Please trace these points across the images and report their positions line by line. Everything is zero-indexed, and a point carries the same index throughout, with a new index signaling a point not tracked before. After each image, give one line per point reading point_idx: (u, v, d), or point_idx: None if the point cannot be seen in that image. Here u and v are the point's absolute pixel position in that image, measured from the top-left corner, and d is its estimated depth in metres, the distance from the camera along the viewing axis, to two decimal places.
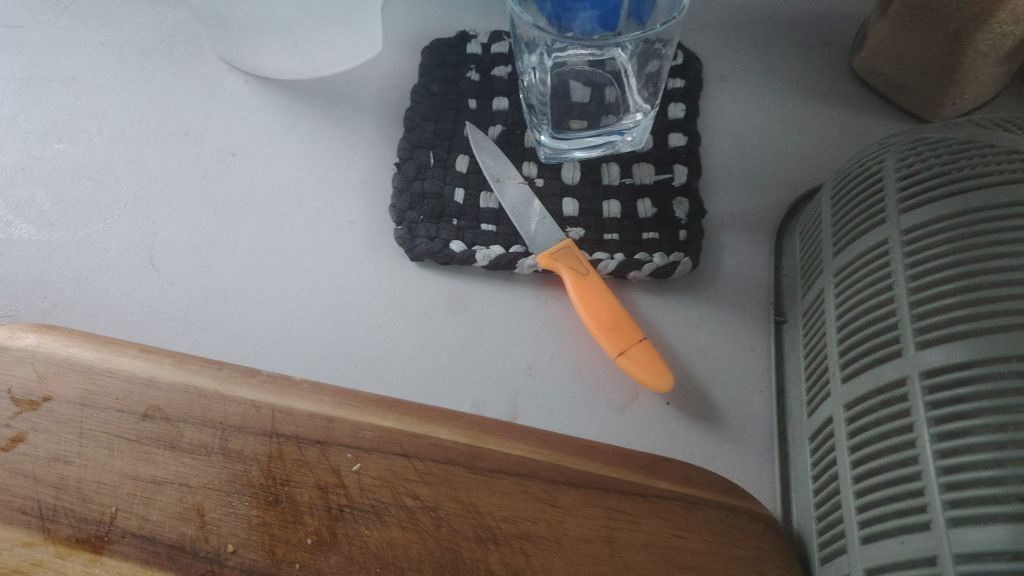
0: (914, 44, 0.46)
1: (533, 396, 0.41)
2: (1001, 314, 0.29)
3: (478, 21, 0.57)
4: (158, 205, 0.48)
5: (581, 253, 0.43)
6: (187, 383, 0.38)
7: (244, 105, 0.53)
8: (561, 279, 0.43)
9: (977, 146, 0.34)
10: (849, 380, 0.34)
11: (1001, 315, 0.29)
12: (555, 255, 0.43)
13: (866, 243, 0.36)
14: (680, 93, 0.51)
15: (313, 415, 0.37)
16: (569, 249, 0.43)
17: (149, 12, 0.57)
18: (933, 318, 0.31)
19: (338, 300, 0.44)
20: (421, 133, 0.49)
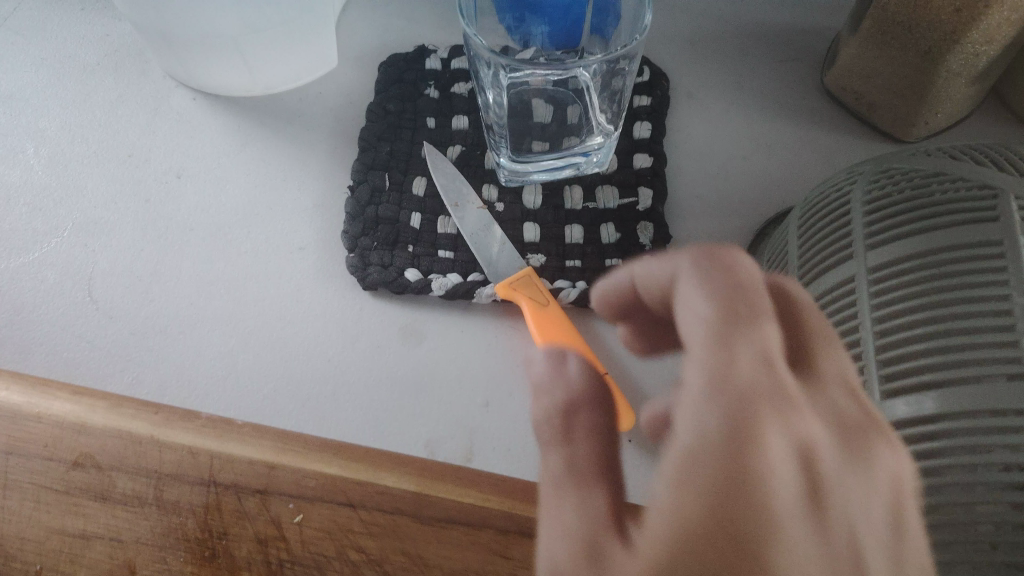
0: (885, 63, 0.45)
1: (490, 434, 0.39)
2: (970, 363, 0.27)
3: (437, 35, 0.55)
4: (99, 233, 0.46)
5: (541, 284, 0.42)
6: (122, 428, 0.36)
7: (191, 124, 0.50)
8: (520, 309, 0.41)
9: (947, 179, 0.33)
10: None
11: (969, 364, 0.27)
12: (513, 284, 0.41)
13: (833, 280, 0.34)
14: (646, 112, 0.49)
15: (253, 462, 0.35)
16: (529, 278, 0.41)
17: (92, 25, 0.54)
18: (900, 365, 0.29)
19: (287, 333, 0.42)
20: (375, 154, 0.47)
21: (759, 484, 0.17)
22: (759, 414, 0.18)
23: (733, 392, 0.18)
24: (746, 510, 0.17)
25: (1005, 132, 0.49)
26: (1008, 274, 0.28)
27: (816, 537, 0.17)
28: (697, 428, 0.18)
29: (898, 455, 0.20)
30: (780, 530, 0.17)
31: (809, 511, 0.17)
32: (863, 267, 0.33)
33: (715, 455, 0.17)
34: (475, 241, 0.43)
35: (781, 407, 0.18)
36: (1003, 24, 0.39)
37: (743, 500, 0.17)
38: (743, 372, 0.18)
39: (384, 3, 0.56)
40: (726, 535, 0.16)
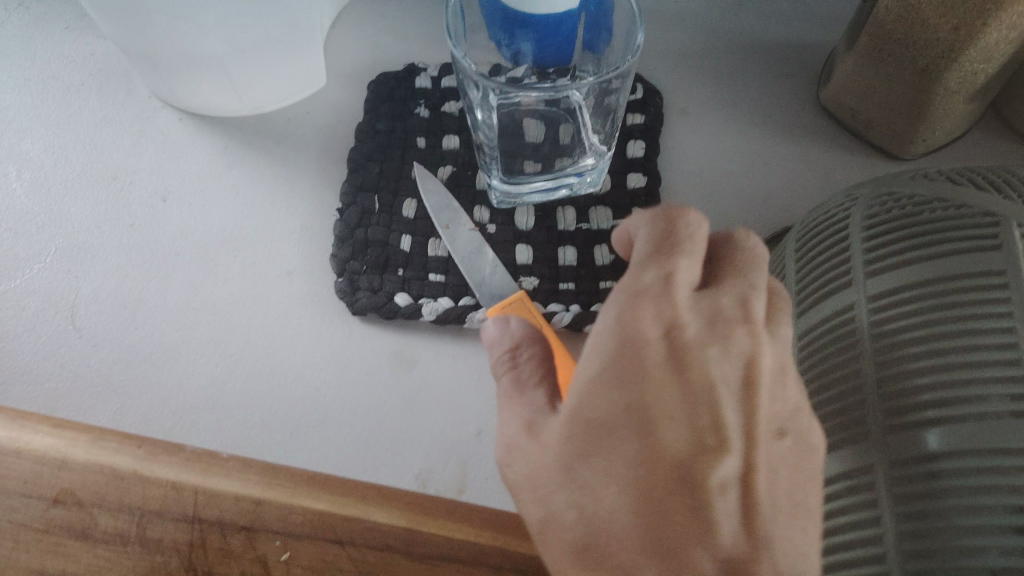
0: (882, 79, 0.44)
1: (482, 464, 0.38)
2: (971, 400, 0.27)
3: (428, 53, 0.54)
4: (83, 257, 0.45)
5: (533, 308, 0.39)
6: (103, 463, 0.35)
7: (177, 145, 0.50)
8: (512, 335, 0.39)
9: (947, 206, 0.32)
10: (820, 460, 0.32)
11: (970, 401, 0.27)
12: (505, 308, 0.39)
13: (830, 306, 0.33)
14: (639, 130, 0.48)
15: (239, 498, 0.34)
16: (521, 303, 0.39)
17: (76, 43, 0.54)
18: (903, 399, 0.29)
19: (274, 360, 0.41)
20: (365, 175, 0.46)
21: (637, 341, 0.25)
22: (655, 293, 0.25)
23: (638, 289, 0.25)
24: (624, 360, 0.25)
25: (1002, 149, 0.48)
26: (1012, 306, 0.27)
27: (669, 376, 0.25)
28: (610, 317, 0.26)
29: (757, 341, 0.26)
30: (647, 371, 0.25)
31: (671, 360, 0.25)
32: (862, 295, 0.32)
33: (620, 326, 0.26)
34: (466, 263, 0.42)
35: (657, 298, 0.25)
36: (1001, 42, 0.39)
37: (623, 350, 0.25)
38: (655, 278, 0.25)
39: (373, 20, 0.55)
40: (614, 363, 0.25)
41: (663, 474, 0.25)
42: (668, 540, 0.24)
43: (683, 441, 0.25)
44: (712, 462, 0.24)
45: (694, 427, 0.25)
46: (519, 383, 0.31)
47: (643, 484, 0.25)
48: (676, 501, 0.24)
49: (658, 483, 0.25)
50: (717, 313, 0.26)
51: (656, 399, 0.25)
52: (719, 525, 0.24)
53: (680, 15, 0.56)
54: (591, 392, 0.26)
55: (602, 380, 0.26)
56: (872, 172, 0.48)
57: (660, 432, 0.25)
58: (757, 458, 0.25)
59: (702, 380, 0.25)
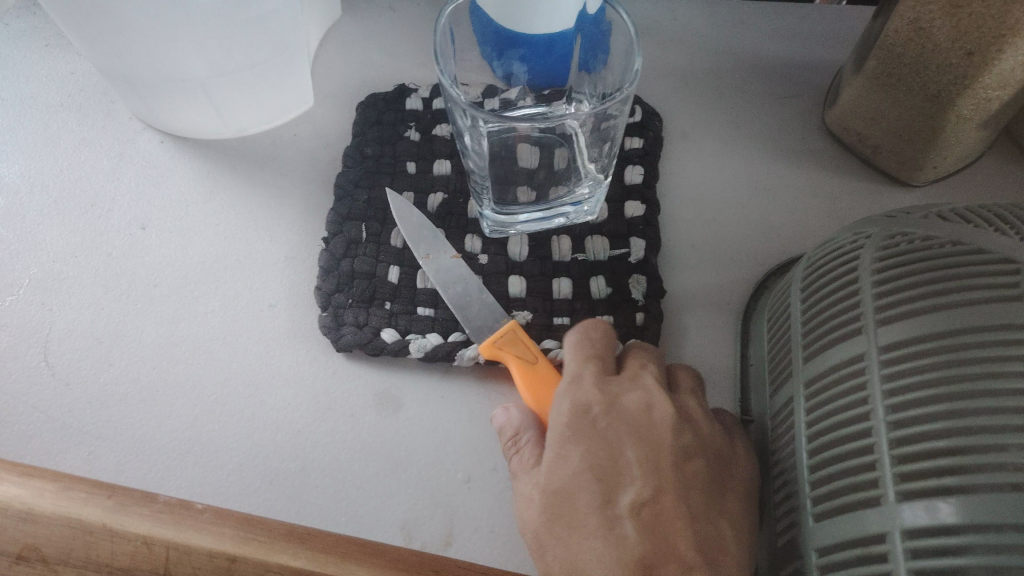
0: (891, 105, 0.42)
1: (471, 514, 0.37)
2: (994, 470, 0.25)
3: (419, 73, 0.52)
4: (57, 289, 0.43)
5: (528, 339, 0.38)
6: (71, 514, 0.32)
7: (159, 169, 0.48)
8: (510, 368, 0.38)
9: (965, 250, 0.30)
10: (802, 518, 0.31)
11: (993, 471, 0.25)
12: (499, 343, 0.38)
13: (839, 353, 0.31)
14: (638, 155, 0.46)
15: (212, 554, 0.32)
16: (514, 335, 0.38)
17: (56, 62, 0.52)
18: (918, 462, 0.27)
19: (254, 402, 0.39)
20: (352, 203, 0.44)
21: (565, 413, 0.33)
22: (574, 382, 0.35)
23: (565, 383, 0.35)
24: (559, 430, 0.33)
25: (1014, 175, 0.46)
26: None
27: (593, 432, 0.33)
28: (555, 401, 0.34)
29: (649, 398, 0.34)
30: (577, 434, 0.33)
31: (592, 424, 0.33)
32: (871, 343, 0.30)
33: (554, 408, 0.34)
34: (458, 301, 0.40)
35: (577, 382, 0.35)
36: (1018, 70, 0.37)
37: (557, 424, 0.33)
38: (572, 373, 0.35)
39: (362, 38, 0.54)
40: (557, 431, 0.33)
41: (600, 507, 0.31)
42: (615, 560, 0.30)
43: (605, 479, 0.32)
44: (625, 488, 0.31)
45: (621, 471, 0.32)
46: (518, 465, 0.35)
47: (592, 523, 0.31)
48: (614, 532, 0.30)
49: (600, 516, 0.31)
50: (624, 389, 0.35)
51: (587, 452, 0.32)
52: (639, 541, 0.30)
53: (680, 34, 0.54)
54: (547, 460, 0.33)
55: (551, 450, 0.33)
56: (879, 200, 0.47)
57: (594, 480, 0.31)
58: (670, 483, 0.31)
59: (612, 431, 0.33)
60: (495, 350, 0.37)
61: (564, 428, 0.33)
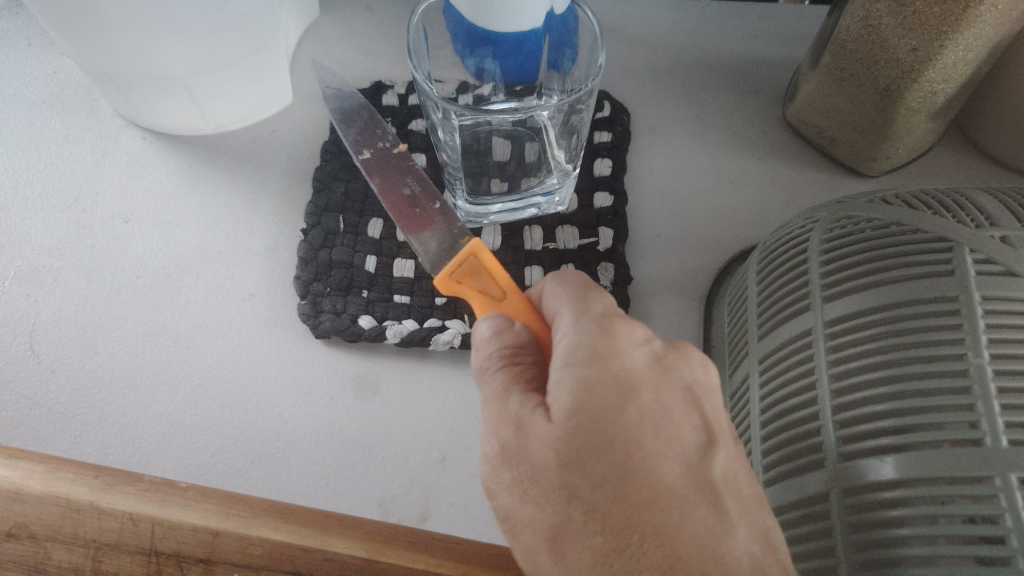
0: (844, 99, 0.44)
1: (447, 491, 0.38)
2: (925, 429, 0.27)
3: (395, 72, 0.54)
4: (41, 281, 0.44)
5: (490, 263, 0.35)
6: (58, 494, 0.34)
7: (140, 165, 0.49)
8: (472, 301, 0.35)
9: (904, 230, 0.32)
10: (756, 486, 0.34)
11: (925, 431, 0.27)
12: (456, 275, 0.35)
13: (790, 331, 0.33)
14: (606, 148, 0.48)
15: (196, 528, 0.33)
16: (475, 261, 0.35)
17: (40, 61, 0.53)
18: (863, 432, 0.28)
19: (236, 388, 0.41)
20: (329, 196, 0.46)
21: (613, 355, 0.27)
22: (604, 317, 0.28)
23: (590, 318, 0.28)
24: (609, 374, 0.27)
25: (964, 165, 0.49)
26: (964, 332, 0.27)
27: (651, 383, 0.27)
28: (579, 333, 0.28)
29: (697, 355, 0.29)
30: (633, 384, 0.27)
31: (645, 372, 0.27)
32: (819, 320, 0.32)
33: (582, 341, 0.27)
34: None
35: (606, 321, 0.28)
36: (959, 64, 0.39)
37: (602, 365, 0.27)
38: (588, 307, 0.29)
39: (339, 38, 0.55)
40: (606, 385, 0.27)
41: (682, 483, 0.26)
42: (716, 549, 0.25)
43: (681, 447, 0.27)
44: (706, 459, 0.27)
45: (685, 435, 0.27)
46: (509, 387, 0.29)
47: (678, 503, 0.26)
48: (703, 512, 0.26)
49: (683, 493, 0.26)
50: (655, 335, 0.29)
51: (647, 407, 0.27)
52: (736, 525, 0.26)
53: (647, 33, 0.56)
54: (589, 404, 0.26)
55: (593, 407, 0.26)
56: (837, 189, 0.49)
57: (659, 453, 0.26)
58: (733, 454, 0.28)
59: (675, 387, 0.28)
60: (451, 281, 0.35)
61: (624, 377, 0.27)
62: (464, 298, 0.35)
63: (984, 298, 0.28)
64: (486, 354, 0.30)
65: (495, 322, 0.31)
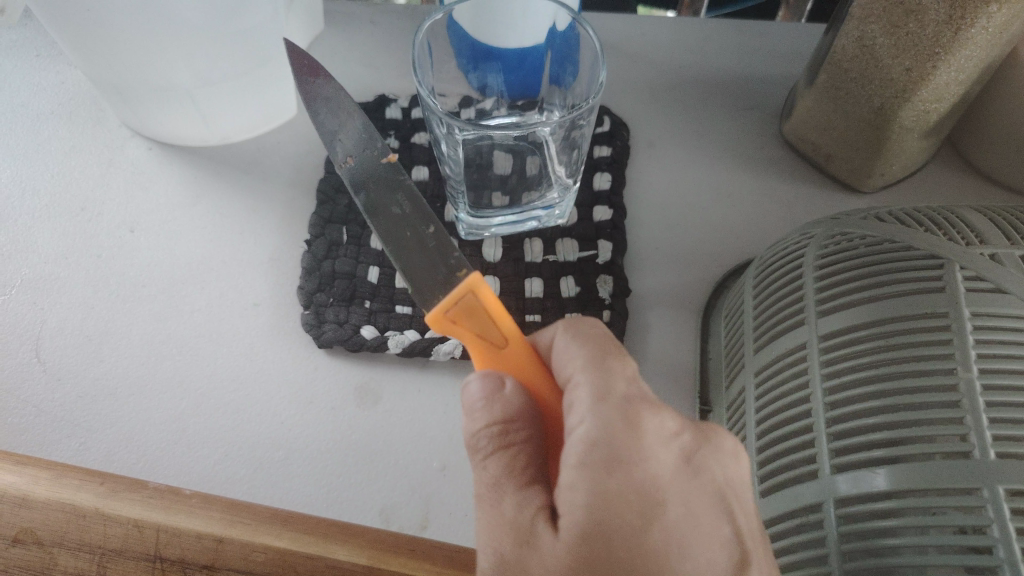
0: (840, 116, 0.45)
1: (447, 500, 0.39)
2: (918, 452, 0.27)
3: (399, 85, 0.55)
4: (47, 289, 0.45)
5: (489, 302, 0.31)
6: (64, 500, 0.34)
7: (146, 174, 0.50)
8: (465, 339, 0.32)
9: (897, 247, 0.33)
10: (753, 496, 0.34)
11: (917, 453, 0.27)
12: (451, 314, 0.31)
13: (786, 344, 0.34)
14: (606, 162, 0.49)
15: (200, 535, 0.34)
16: (474, 298, 0.31)
17: (48, 72, 0.54)
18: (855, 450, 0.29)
19: (239, 396, 0.41)
20: (333, 207, 0.46)
21: (638, 458, 0.26)
22: (629, 408, 0.27)
23: (613, 404, 0.27)
24: (632, 483, 0.26)
25: (958, 182, 0.50)
26: (954, 348, 0.28)
27: (675, 493, 0.27)
28: (599, 428, 0.27)
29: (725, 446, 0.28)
30: (657, 493, 0.26)
31: (671, 478, 0.27)
32: (814, 334, 0.33)
33: (603, 436, 0.26)
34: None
35: (628, 421, 0.27)
36: (952, 84, 0.40)
37: (624, 471, 0.26)
38: (611, 386, 0.28)
39: (344, 51, 0.56)
40: (627, 500, 0.26)
41: None
42: None
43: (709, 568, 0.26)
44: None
45: (713, 553, 0.26)
46: (503, 480, 0.28)
47: None
48: None
49: None
50: (683, 422, 0.28)
51: (672, 522, 0.26)
52: None
53: (648, 49, 0.57)
54: (605, 520, 0.25)
55: (610, 526, 0.25)
56: (832, 205, 0.49)
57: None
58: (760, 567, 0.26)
59: (702, 496, 0.27)
60: (445, 320, 0.31)
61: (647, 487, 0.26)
62: (456, 335, 0.32)
63: (973, 314, 0.28)
64: (477, 430, 0.29)
65: (487, 390, 0.29)
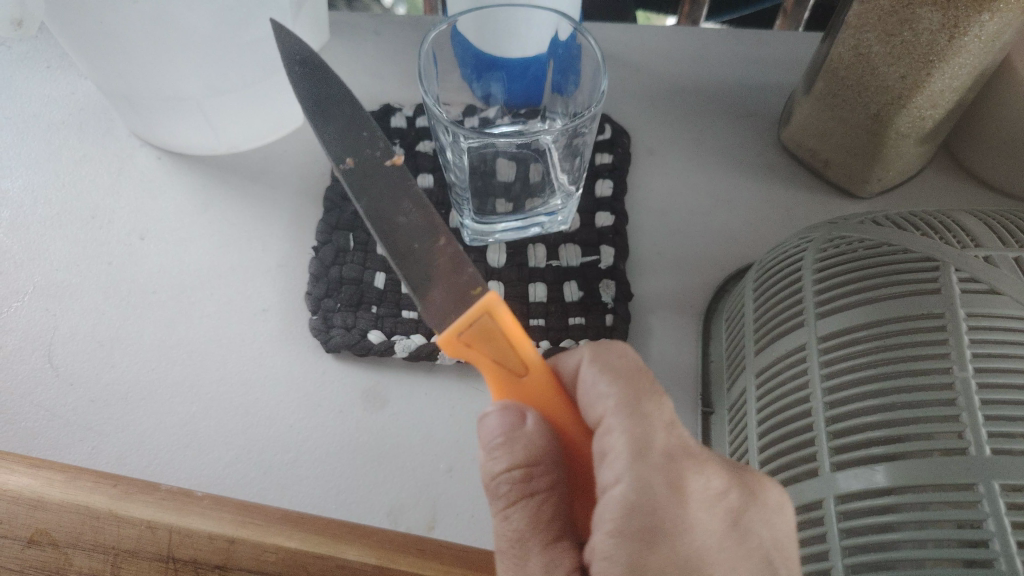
0: (837, 123, 0.46)
1: (453, 501, 0.39)
2: (916, 453, 0.28)
3: (403, 94, 0.55)
4: (59, 296, 0.45)
5: (506, 325, 0.31)
6: (78, 501, 0.35)
7: (156, 183, 0.50)
8: (479, 359, 0.31)
9: (893, 250, 0.33)
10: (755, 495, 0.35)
11: (915, 453, 0.28)
12: (465, 336, 0.31)
13: (785, 345, 0.35)
14: (607, 169, 0.50)
15: (212, 536, 0.34)
16: (489, 321, 0.31)
17: (59, 83, 0.55)
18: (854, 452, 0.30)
19: (248, 400, 0.42)
20: (340, 214, 0.47)
21: (682, 528, 0.26)
22: (672, 467, 0.27)
23: (654, 463, 0.26)
24: (676, 554, 0.26)
25: (954, 186, 0.50)
26: (949, 347, 0.29)
27: (718, 559, 0.27)
28: (640, 490, 0.26)
29: (762, 494, 0.28)
30: (702, 565, 0.26)
31: (716, 547, 0.27)
32: (812, 335, 0.33)
33: (643, 498, 0.26)
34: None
35: (672, 487, 0.26)
36: (947, 91, 0.41)
37: (668, 543, 0.26)
38: (651, 440, 0.27)
39: (349, 62, 0.57)
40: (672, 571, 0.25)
41: None
42: None
43: None
44: None
45: None
46: (529, 533, 0.29)
47: None
48: None
49: None
50: (727, 480, 0.28)
51: None
52: None
53: (648, 59, 0.58)
54: None
55: None
56: (831, 209, 0.50)
57: None
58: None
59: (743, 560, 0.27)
60: (458, 341, 0.31)
61: (691, 558, 0.26)
62: (471, 358, 0.31)
63: (968, 315, 0.29)
64: (500, 477, 0.29)
65: (507, 426, 0.29)
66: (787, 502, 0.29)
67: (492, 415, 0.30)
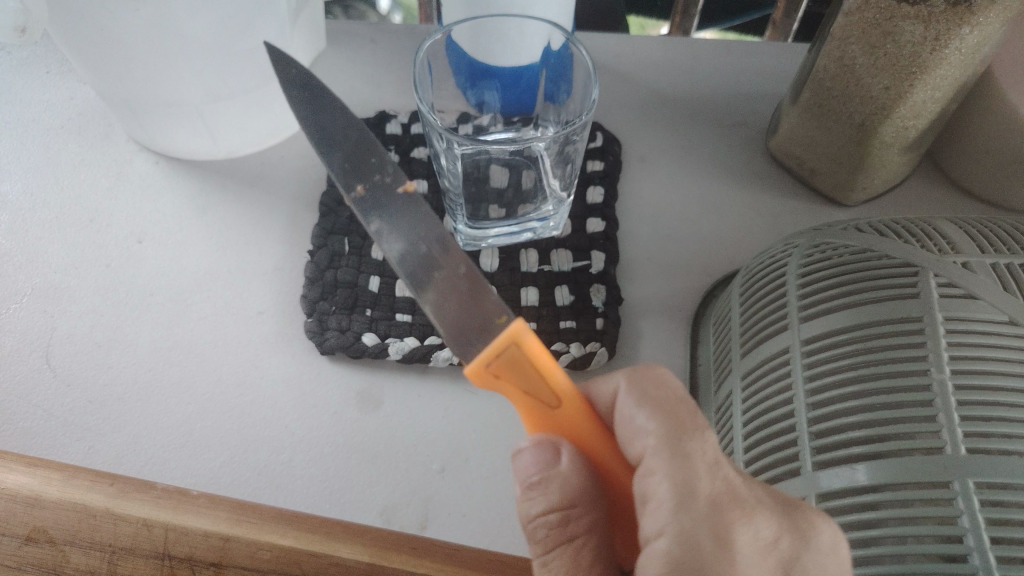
0: (823, 133, 0.47)
1: (446, 501, 0.40)
2: (896, 452, 0.29)
3: (398, 101, 0.56)
4: (58, 298, 0.46)
5: (535, 353, 0.29)
6: (75, 500, 0.35)
7: (153, 187, 0.51)
8: (508, 387, 0.30)
9: (875, 256, 0.34)
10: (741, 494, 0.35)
11: (896, 453, 0.29)
12: (494, 367, 0.29)
13: (771, 348, 0.36)
14: (599, 176, 0.51)
15: (207, 534, 0.35)
16: (518, 350, 0.29)
17: (58, 88, 0.55)
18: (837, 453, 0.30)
19: (244, 401, 0.43)
20: (336, 219, 0.48)
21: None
22: (716, 517, 0.26)
23: (695, 513, 0.26)
24: None
25: (938, 195, 0.51)
26: (927, 350, 0.30)
27: None
28: (681, 542, 0.25)
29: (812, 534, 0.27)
30: None
31: None
32: (797, 339, 0.34)
33: (686, 551, 0.25)
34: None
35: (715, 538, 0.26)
36: (929, 101, 0.42)
37: None
38: (694, 486, 0.26)
39: (344, 69, 0.58)
40: None
41: None
42: None
43: None
44: None
45: None
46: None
47: None
48: None
49: None
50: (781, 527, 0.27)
51: None
52: None
53: (639, 68, 0.59)
54: None
55: None
56: (818, 217, 0.51)
57: None
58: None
59: None
60: (487, 374, 0.30)
61: None
62: (498, 385, 0.30)
63: (946, 319, 0.30)
64: (539, 520, 0.30)
65: (541, 464, 0.30)
66: (843, 540, 0.27)
67: (529, 454, 0.30)
